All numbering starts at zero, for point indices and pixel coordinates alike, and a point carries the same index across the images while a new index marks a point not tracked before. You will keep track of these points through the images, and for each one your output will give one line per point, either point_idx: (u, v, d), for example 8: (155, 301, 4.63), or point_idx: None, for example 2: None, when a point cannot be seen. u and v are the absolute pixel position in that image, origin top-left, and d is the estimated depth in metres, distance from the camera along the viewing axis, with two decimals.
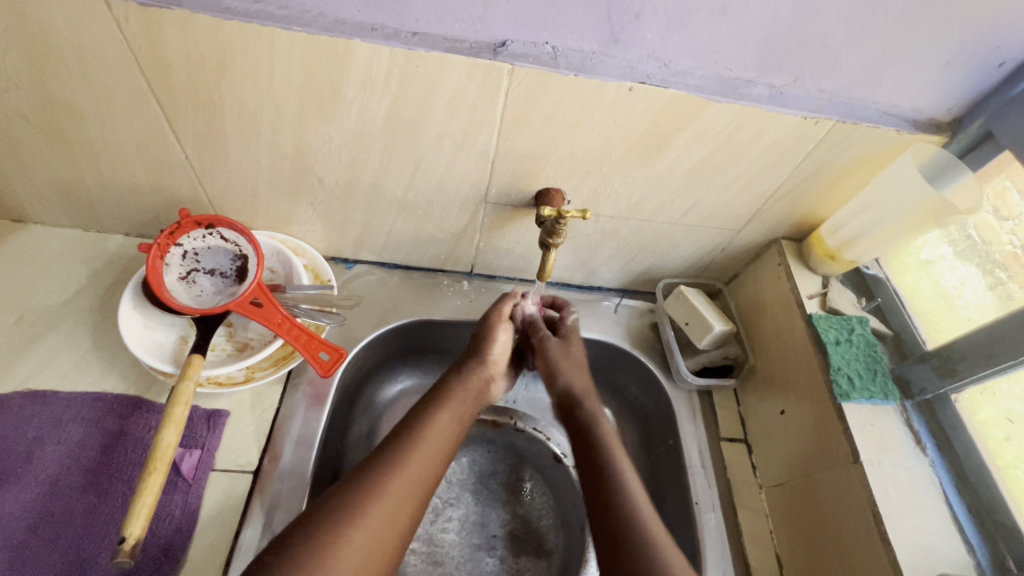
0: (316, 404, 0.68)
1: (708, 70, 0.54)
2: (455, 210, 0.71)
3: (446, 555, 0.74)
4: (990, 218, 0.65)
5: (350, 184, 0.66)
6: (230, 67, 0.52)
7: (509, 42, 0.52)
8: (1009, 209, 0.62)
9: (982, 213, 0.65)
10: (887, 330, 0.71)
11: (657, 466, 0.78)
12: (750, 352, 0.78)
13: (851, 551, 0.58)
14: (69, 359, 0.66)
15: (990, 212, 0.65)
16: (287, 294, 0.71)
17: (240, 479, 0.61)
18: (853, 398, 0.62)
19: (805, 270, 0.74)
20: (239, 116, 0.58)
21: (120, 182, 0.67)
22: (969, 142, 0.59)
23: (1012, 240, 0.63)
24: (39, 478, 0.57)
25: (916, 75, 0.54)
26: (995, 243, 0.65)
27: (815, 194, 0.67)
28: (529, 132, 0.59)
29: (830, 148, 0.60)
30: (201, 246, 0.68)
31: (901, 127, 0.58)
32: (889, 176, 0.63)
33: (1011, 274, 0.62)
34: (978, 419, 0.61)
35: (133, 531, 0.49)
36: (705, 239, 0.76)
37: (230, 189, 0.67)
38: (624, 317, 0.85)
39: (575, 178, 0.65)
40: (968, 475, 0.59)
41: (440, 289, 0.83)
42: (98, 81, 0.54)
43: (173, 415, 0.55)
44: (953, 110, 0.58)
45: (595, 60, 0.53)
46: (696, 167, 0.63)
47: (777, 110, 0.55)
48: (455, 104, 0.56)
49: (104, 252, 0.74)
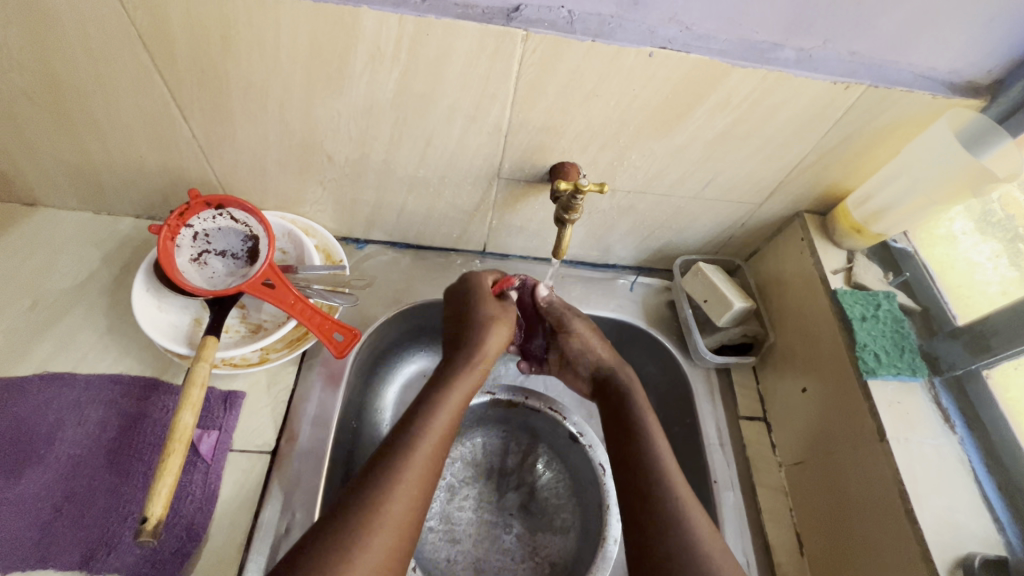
0: (331, 384, 0.68)
1: (733, 34, 0.51)
2: (467, 187, 0.69)
3: (463, 532, 0.74)
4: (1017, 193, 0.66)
5: (360, 161, 0.65)
6: (234, 39, 0.50)
7: (523, 6, 0.49)
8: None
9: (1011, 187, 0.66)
10: (914, 304, 0.68)
11: (673, 444, 0.78)
12: (771, 330, 0.77)
13: (888, 548, 0.55)
14: (86, 342, 0.66)
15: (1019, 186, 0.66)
16: (299, 274, 0.70)
17: (258, 459, 0.62)
18: (879, 374, 0.60)
19: (829, 245, 0.71)
20: (246, 91, 0.56)
21: (128, 162, 0.66)
22: (1009, 107, 0.56)
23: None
24: (62, 459, 0.58)
25: (957, 33, 0.51)
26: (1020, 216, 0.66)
27: (842, 165, 0.65)
28: (544, 102, 0.57)
29: (860, 114, 0.57)
30: (211, 228, 0.67)
31: (937, 90, 0.55)
32: (923, 143, 0.60)
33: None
34: (1009, 398, 0.60)
35: (154, 511, 0.49)
36: (725, 213, 0.73)
37: (238, 168, 0.66)
38: (640, 295, 0.83)
39: (591, 151, 0.63)
40: (999, 454, 0.58)
41: (452, 268, 0.82)
42: (102, 58, 0.52)
43: (190, 397, 0.55)
44: (993, 72, 0.55)
45: (613, 25, 0.51)
46: (718, 138, 0.60)
47: (805, 75, 0.53)
48: (467, 74, 0.54)
49: (115, 234, 0.74)
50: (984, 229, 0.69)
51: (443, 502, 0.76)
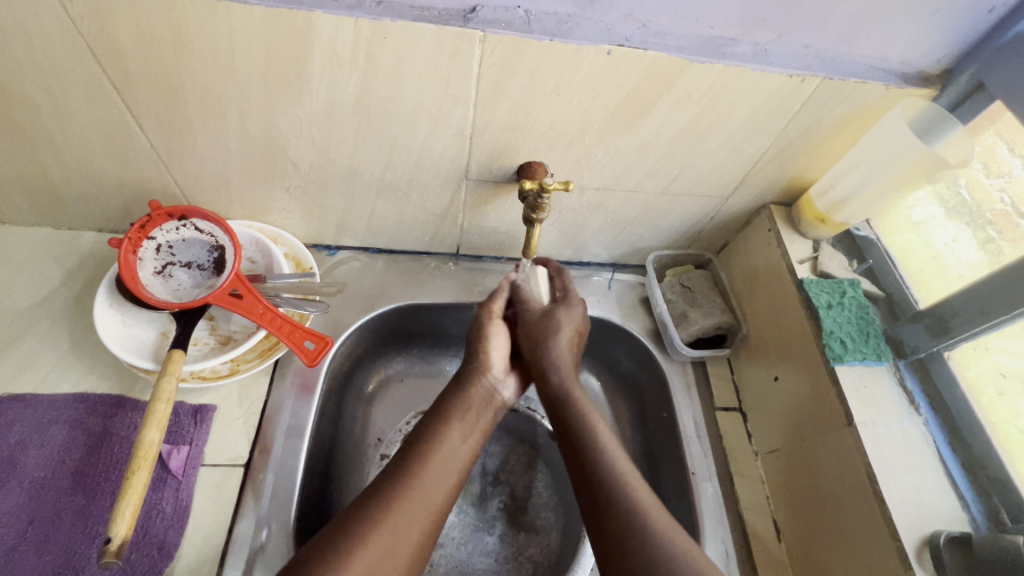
0: (305, 394, 0.67)
1: (689, 30, 0.52)
2: (436, 190, 0.68)
3: (446, 537, 0.74)
4: (979, 176, 0.65)
5: (325, 167, 0.64)
6: (187, 47, 0.50)
7: (479, 7, 0.49)
8: (1000, 165, 0.62)
9: (971, 170, 0.65)
10: (879, 291, 0.69)
11: (651, 439, 0.78)
12: (743, 321, 0.78)
13: (857, 534, 0.56)
14: (48, 361, 0.64)
15: (979, 168, 0.65)
16: (268, 284, 0.69)
17: (231, 472, 0.61)
18: (845, 360, 0.62)
19: (795, 235, 0.73)
20: (203, 99, 0.55)
21: (86, 175, 0.64)
22: (958, 95, 0.58)
23: (1003, 198, 0.63)
24: (25, 482, 0.56)
25: (904, 25, 0.52)
26: (986, 203, 0.65)
27: (804, 156, 0.66)
28: (506, 102, 0.57)
29: (817, 107, 0.59)
30: (175, 239, 0.66)
31: (889, 81, 0.56)
32: (878, 134, 0.62)
33: (1002, 230, 0.62)
34: (970, 376, 0.61)
35: (118, 531, 0.48)
36: (694, 208, 0.74)
37: (201, 178, 0.65)
38: (616, 291, 0.84)
39: (557, 151, 0.63)
40: (963, 432, 0.59)
41: (426, 271, 0.81)
42: (48, 69, 0.51)
43: (155, 413, 0.53)
44: (942, 61, 0.56)
45: (570, 24, 0.51)
46: (681, 133, 0.61)
47: (761, 69, 0.53)
48: (427, 76, 0.53)
49: (77, 249, 0.72)
50: (953, 214, 0.68)
51: None
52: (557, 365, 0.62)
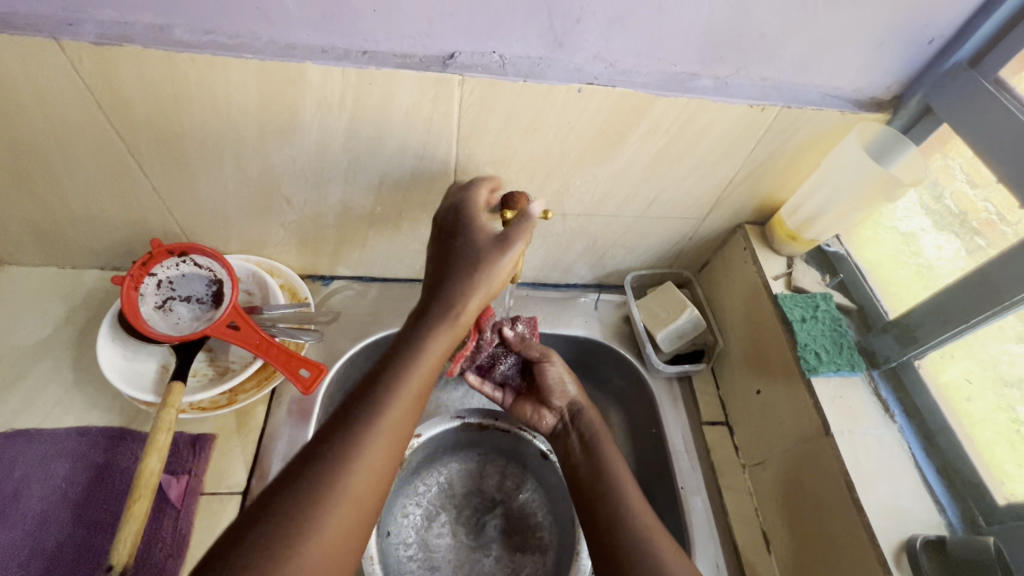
0: (301, 420, 0.69)
1: (654, 67, 0.56)
2: (424, 220, 0.72)
3: (442, 559, 0.75)
4: (964, 186, 0.63)
5: (319, 203, 0.68)
6: (186, 98, 0.53)
7: (458, 54, 0.54)
8: (981, 176, 0.60)
9: (957, 182, 0.63)
10: (851, 304, 0.73)
11: (642, 456, 0.80)
12: (720, 336, 0.81)
13: (838, 543, 0.58)
14: (53, 397, 0.66)
15: (963, 180, 0.63)
16: (264, 314, 0.72)
17: (229, 501, 0.62)
18: (820, 372, 0.64)
19: (770, 252, 0.76)
20: (202, 143, 0.58)
21: (90, 217, 0.67)
22: (910, 117, 0.62)
23: (987, 207, 0.59)
24: (28, 515, 0.58)
25: (853, 58, 0.57)
26: (972, 211, 0.62)
27: (772, 178, 0.69)
28: (487, 138, 0.60)
29: (780, 132, 0.62)
30: (176, 275, 0.68)
31: (844, 107, 0.60)
32: (837, 157, 0.65)
33: (988, 238, 0.59)
34: (943, 380, 0.63)
35: (119, 557, 0.50)
36: (672, 230, 0.77)
37: (201, 216, 0.68)
38: (601, 312, 0.86)
39: (537, 180, 0.67)
40: (935, 437, 0.62)
41: (418, 298, 0.84)
42: (58, 120, 0.55)
43: (156, 443, 0.55)
44: (892, 89, 0.61)
45: (543, 66, 0.55)
46: (653, 161, 0.65)
47: (723, 100, 0.57)
48: (411, 116, 0.57)
49: (81, 287, 0.75)
50: (936, 225, 0.66)
51: (420, 528, 0.77)
52: (579, 415, 0.70)
